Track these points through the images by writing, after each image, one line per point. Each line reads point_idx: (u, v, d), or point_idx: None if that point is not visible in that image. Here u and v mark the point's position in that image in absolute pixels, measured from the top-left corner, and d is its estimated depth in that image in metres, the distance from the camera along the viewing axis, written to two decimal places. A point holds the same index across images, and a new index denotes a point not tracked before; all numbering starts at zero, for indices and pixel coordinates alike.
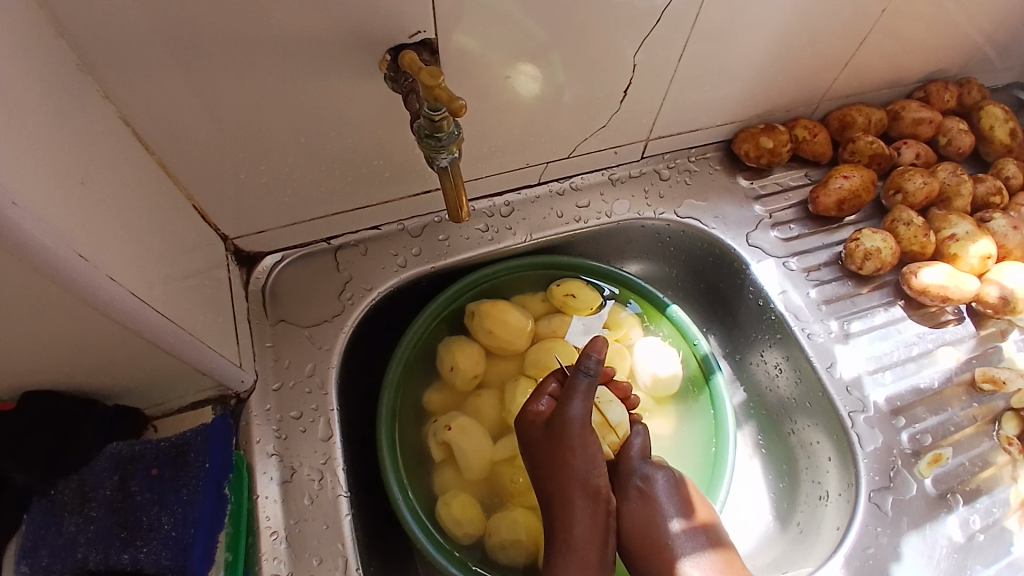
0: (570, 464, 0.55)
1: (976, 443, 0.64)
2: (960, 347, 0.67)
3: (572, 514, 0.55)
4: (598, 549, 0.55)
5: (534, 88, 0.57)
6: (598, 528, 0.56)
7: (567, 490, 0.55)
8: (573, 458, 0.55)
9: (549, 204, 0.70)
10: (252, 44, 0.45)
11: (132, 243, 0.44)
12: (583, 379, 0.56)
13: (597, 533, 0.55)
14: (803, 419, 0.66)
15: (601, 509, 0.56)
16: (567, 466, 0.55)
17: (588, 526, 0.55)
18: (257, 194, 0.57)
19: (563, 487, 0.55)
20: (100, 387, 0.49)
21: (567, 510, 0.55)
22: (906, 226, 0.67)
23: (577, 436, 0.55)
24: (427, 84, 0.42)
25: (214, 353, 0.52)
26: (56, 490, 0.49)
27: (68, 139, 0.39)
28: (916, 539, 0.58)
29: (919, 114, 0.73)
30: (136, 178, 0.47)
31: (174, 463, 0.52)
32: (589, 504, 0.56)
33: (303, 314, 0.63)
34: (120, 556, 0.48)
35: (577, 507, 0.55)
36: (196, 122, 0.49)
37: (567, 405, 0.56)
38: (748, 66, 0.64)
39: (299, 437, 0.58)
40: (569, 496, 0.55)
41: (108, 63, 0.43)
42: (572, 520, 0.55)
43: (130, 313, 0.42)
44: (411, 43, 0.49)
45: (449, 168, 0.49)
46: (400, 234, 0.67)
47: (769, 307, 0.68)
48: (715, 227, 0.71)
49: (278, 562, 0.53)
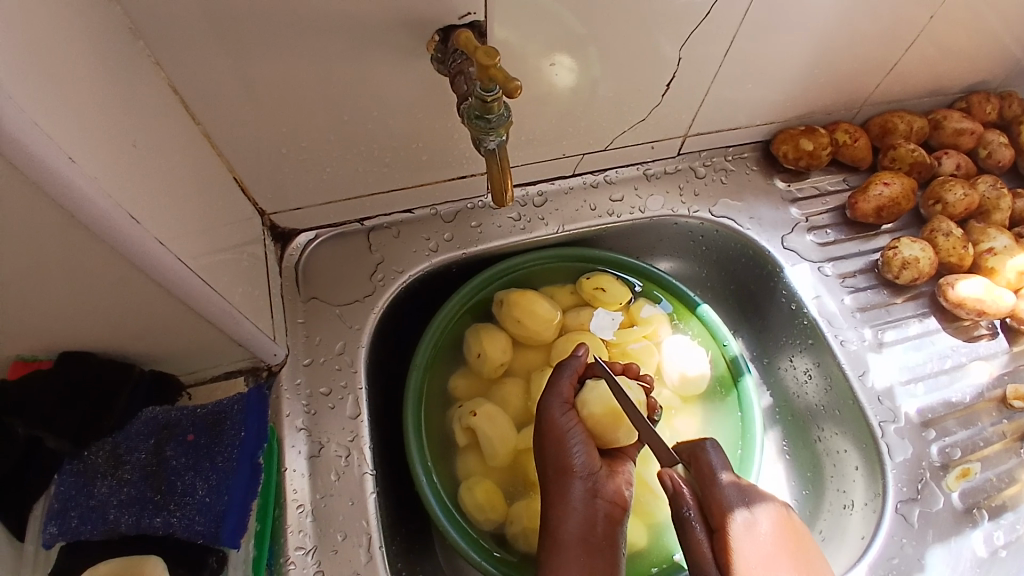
0: (564, 452, 0.56)
1: (1004, 459, 0.63)
2: (994, 362, 0.66)
3: (563, 504, 0.55)
4: (588, 547, 0.53)
5: (573, 79, 0.57)
6: (589, 526, 0.54)
7: (560, 479, 0.55)
8: (565, 446, 0.56)
9: (583, 197, 0.70)
10: (303, 20, 0.45)
11: (177, 210, 0.44)
12: (565, 372, 0.58)
13: (588, 528, 0.54)
14: (831, 427, 0.66)
15: (593, 504, 0.54)
16: (549, 451, 0.56)
17: (576, 520, 0.54)
18: (296, 172, 0.57)
19: (559, 476, 0.56)
20: (135, 353, 0.49)
21: (556, 501, 0.55)
22: (945, 236, 0.66)
23: (564, 420, 0.56)
24: (483, 63, 0.42)
25: (249, 324, 0.52)
26: (89, 452, 0.50)
27: (122, 103, 0.40)
28: (941, 551, 0.58)
29: (961, 124, 0.72)
30: (183, 147, 0.47)
31: (210, 431, 0.52)
32: (581, 499, 0.54)
33: (335, 293, 0.63)
34: (153, 520, 0.49)
35: (569, 498, 0.55)
36: (242, 94, 0.49)
37: (550, 393, 0.58)
38: (790, 68, 0.63)
39: (327, 413, 0.58)
40: (559, 484, 0.55)
41: (163, 30, 0.43)
42: (560, 513, 0.55)
43: (172, 280, 0.42)
44: (461, 24, 0.49)
45: (496, 151, 0.48)
46: (433, 218, 0.67)
47: (803, 312, 0.67)
48: (750, 228, 0.70)
49: (303, 535, 0.53)
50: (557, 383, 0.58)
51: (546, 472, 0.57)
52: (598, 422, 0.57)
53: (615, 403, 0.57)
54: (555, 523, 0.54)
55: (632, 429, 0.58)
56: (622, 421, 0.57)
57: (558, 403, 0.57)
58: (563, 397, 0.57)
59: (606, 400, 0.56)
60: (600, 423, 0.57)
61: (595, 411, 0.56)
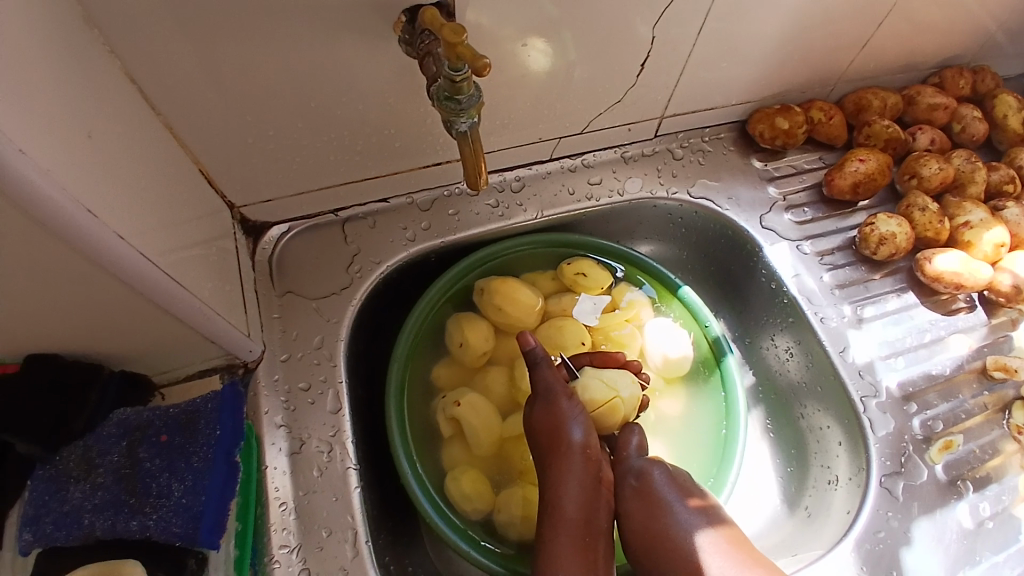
0: (568, 433, 0.55)
1: (986, 431, 0.64)
2: (973, 335, 0.67)
3: (565, 483, 0.54)
4: (589, 528, 0.54)
5: (546, 63, 0.56)
6: (592, 505, 0.55)
7: (562, 457, 0.55)
8: (568, 427, 0.55)
9: (561, 181, 0.69)
10: (264, 2, 0.44)
11: (139, 205, 0.43)
12: (541, 367, 0.57)
13: (591, 508, 0.54)
14: (814, 404, 0.66)
15: (597, 488, 0.55)
16: (552, 430, 0.55)
17: (581, 499, 0.54)
18: (265, 161, 0.56)
19: (562, 455, 0.55)
20: (103, 354, 0.48)
21: (560, 480, 0.54)
22: (921, 211, 0.66)
23: (568, 399, 0.56)
24: (449, 41, 0.41)
25: (222, 321, 0.51)
26: (60, 456, 0.48)
27: (76, 95, 0.38)
28: (927, 524, 0.58)
29: (934, 99, 0.73)
30: (144, 138, 0.46)
31: (184, 430, 0.51)
32: (587, 478, 0.55)
33: (311, 287, 0.62)
34: (129, 524, 0.47)
35: (574, 476, 0.54)
36: (205, 84, 0.48)
37: (546, 379, 0.57)
38: (765, 45, 0.63)
39: (307, 409, 0.57)
40: (562, 461, 0.55)
41: (118, 16, 0.41)
42: (567, 492, 0.54)
43: (136, 276, 0.41)
44: (429, 4, 0.47)
45: (467, 133, 0.48)
46: (410, 207, 0.66)
47: (782, 291, 0.67)
48: (728, 208, 0.70)
49: (287, 533, 0.52)
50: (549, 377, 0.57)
51: (542, 450, 0.56)
52: (595, 413, 0.58)
53: (612, 397, 0.58)
54: (559, 503, 0.54)
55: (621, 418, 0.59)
56: (617, 413, 0.58)
57: (562, 388, 0.57)
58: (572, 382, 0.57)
59: (606, 394, 0.58)
60: (597, 414, 0.58)
61: (595, 401, 0.58)
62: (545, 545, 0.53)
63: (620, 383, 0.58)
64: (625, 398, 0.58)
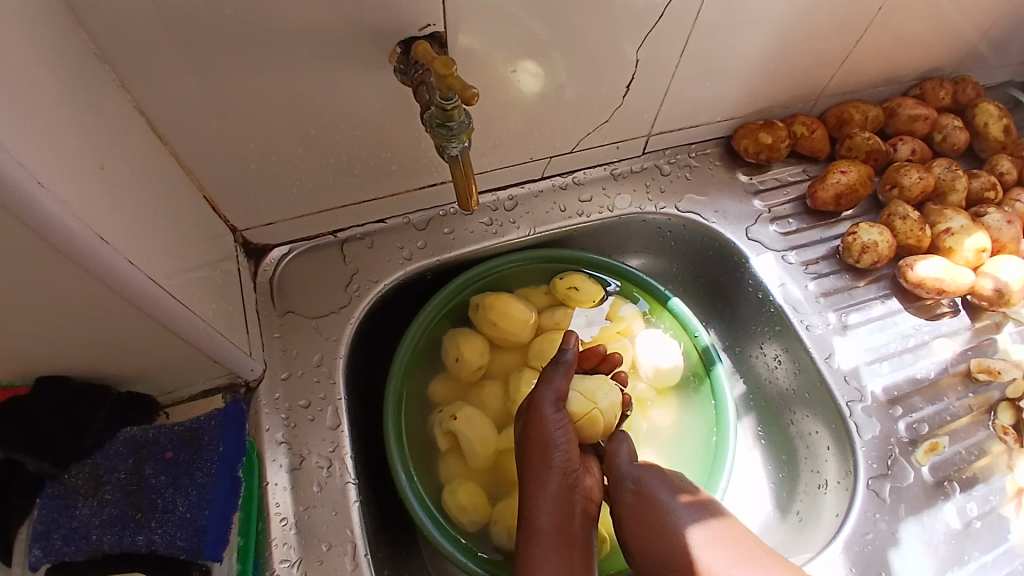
0: (548, 445, 0.56)
1: (973, 432, 0.65)
2: (957, 339, 0.68)
3: (541, 495, 0.56)
4: (565, 536, 0.55)
5: (538, 85, 0.59)
6: (564, 517, 0.56)
7: (539, 469, 0.56)
8: (551, 436, 0.57)
9: (553, 198, 0.71)
10: (263, 36, 0.46)
11: (148, 231, 0.45)
12: (559, 369, 0.59)
13: (565, 519, 0.56)
14: (803, 410, 0.67)
15: (570, 497, 0.56)
16: (535, 442, 0.57)
17: (554, 511, 0.55)
18: (266, 186, 0.58)
19: (540, 466, 0.56)
20: (113, 375, 0.50)
21: (536, 491, 0.56)
22: (903, 220, 0.68)
23: (552, 411, 0.57)
24: (440, 73, 0.43)
25: (225, 340, 0.53)
26: (68, 474, 0.50)
27: (89, 129, 0.40)
28: (915, 525, 0.59)
29: (915, 111, 0.74)
30: (152, 167, 0.48)
31: (189, 446, 0.53)
32: (561, 491, 0.56)
33: (310, 306, 0.64)
34: (136, 538, 0.49)
35: (548, 488, 0.56)
36: (209, 114, 0.50)
37: (542, 389, 0.58)
38: (747, 63, 0.65)
39: (307, 425, 0.59)
40: (537, 473, 0.56)
41: (127, 53, 0.44)
42: (540, 505, 0.56)
43: (146, 300, 0.43)
44: (421, 35, 0.50)
45: (459, 157, 0.49)
46: (406, 227, 0.68)
47: (769, 300, 0.69)
48: (715, 221, 0.72)
49: (288, 548, 0.54)
50: (558, 376, 0.58)
51: (525, 461, 0.57)
52: (578, 425, 0.59)
53: (592, 407, 0.59)
54: (533, 514, 0.55)
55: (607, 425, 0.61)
56: (597, 424, 0.60)
57: (550, 401, 0.58)
58: (557, 393, 0.58)
59: (584, 407, 0.59)
60: (579, 425, 0.59)
61: (573, 414, 0.59)
62: (523, 556, 0.54)
63: (598, 394, 0.60)
64: (604, 408, 0.60)
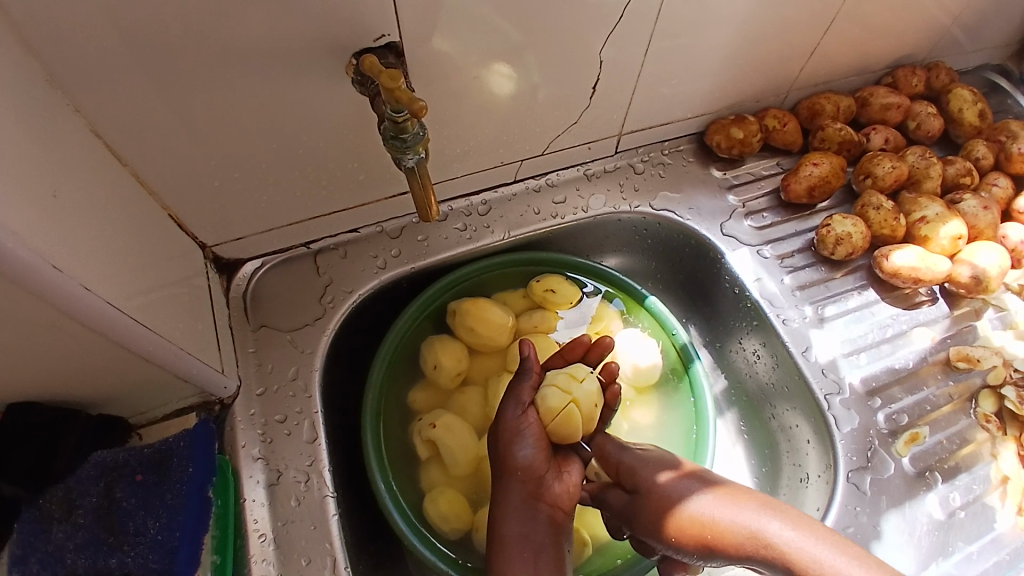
0: (512, 452, 0.57)
1: (954, 421, 0.65)
2: (935, 327, 0.69)
3: (503, 505, 0.56)
4: (531, 545, 0.54)
5: (510, 87, 0.58)
6: (530, 523, 0.55)
7: (502, 478, 0.57)
8: (517, 445, 0.57)
9: (527, 201, 0.71)
10: (215, 52, 0.46)
11: (107, 254, 0.44)
12: (525, 382, 0.59)
13: (530, 527, 0.55)
14: (783, 405, 0.68)
15: (535, 505, 0.56)
16: (502, 448, 0.57)
17: (520, 519, 0.55)
18: (232, 202, 0.58)
19: (503, 474, 0.57)
20: (80, 398, 0.49)
21: (501, 503, 0.56)
22: (876, 210, 0.68)
23: (514, 423, 0.57)
24: (386, 87, 0.43)
25: (194, 359, 0.53)
26: (43, 498, 0.50)
27: (39, 155, 0.40)
28: (896, 517, 0.59)
29: (887, 99, 0.75)
30: (110, 189, 0.48)
31: (157, 469, 0.52)
32: (521, 499, 0.56)
33: (284, 320, 0.64)
34: (108, 561, 0.48)
35: (512, 499, 0.56)
36: (167, 133, 0.50)
37: (510, 399, 0.59)
38: (715, 59, 0.65)
39: (283, 440, 0.59)
40: (500, 479, 0.57)
41: (77, 75, 0.43)
42: (505, 516, 0.55)
43: (105, 324, 0.43)
44: (376, 46, 0.50)
45: (415, 169, 0.49)
46: (380, 236, 0.68)
47: (745, 295, 0.69)
48: (690, 218, 0.71)
49: (266, 563, 0.54)
50: (514, 394, 0.59)
51: (495, 474, 0.58)
52: (554, 421, 0.57)
53: (568, 401, 0.57)
54: (500, 522, 0.55)
55: (585, 421, 0.58)
56: (577, 419, 0.57)
57: (514, 410, 0.58)
58: (523, 400, 0.58)
59: (561, 400, 0.57)
60: (556, 423, 0.57)
61: (551, 409, 0.57)
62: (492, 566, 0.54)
63: (573, 385, 0.58)
64: (580, 400, 0.58)
